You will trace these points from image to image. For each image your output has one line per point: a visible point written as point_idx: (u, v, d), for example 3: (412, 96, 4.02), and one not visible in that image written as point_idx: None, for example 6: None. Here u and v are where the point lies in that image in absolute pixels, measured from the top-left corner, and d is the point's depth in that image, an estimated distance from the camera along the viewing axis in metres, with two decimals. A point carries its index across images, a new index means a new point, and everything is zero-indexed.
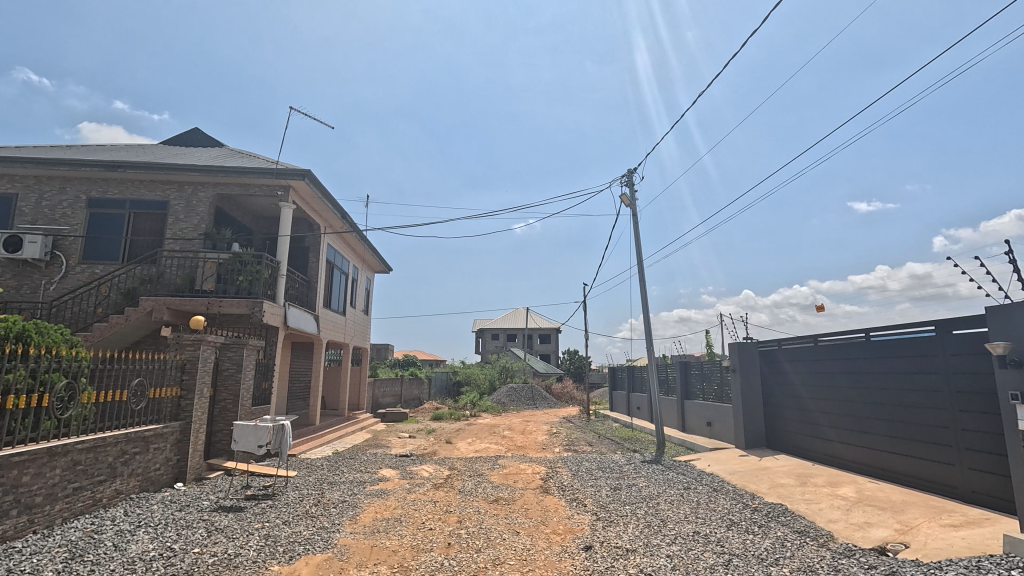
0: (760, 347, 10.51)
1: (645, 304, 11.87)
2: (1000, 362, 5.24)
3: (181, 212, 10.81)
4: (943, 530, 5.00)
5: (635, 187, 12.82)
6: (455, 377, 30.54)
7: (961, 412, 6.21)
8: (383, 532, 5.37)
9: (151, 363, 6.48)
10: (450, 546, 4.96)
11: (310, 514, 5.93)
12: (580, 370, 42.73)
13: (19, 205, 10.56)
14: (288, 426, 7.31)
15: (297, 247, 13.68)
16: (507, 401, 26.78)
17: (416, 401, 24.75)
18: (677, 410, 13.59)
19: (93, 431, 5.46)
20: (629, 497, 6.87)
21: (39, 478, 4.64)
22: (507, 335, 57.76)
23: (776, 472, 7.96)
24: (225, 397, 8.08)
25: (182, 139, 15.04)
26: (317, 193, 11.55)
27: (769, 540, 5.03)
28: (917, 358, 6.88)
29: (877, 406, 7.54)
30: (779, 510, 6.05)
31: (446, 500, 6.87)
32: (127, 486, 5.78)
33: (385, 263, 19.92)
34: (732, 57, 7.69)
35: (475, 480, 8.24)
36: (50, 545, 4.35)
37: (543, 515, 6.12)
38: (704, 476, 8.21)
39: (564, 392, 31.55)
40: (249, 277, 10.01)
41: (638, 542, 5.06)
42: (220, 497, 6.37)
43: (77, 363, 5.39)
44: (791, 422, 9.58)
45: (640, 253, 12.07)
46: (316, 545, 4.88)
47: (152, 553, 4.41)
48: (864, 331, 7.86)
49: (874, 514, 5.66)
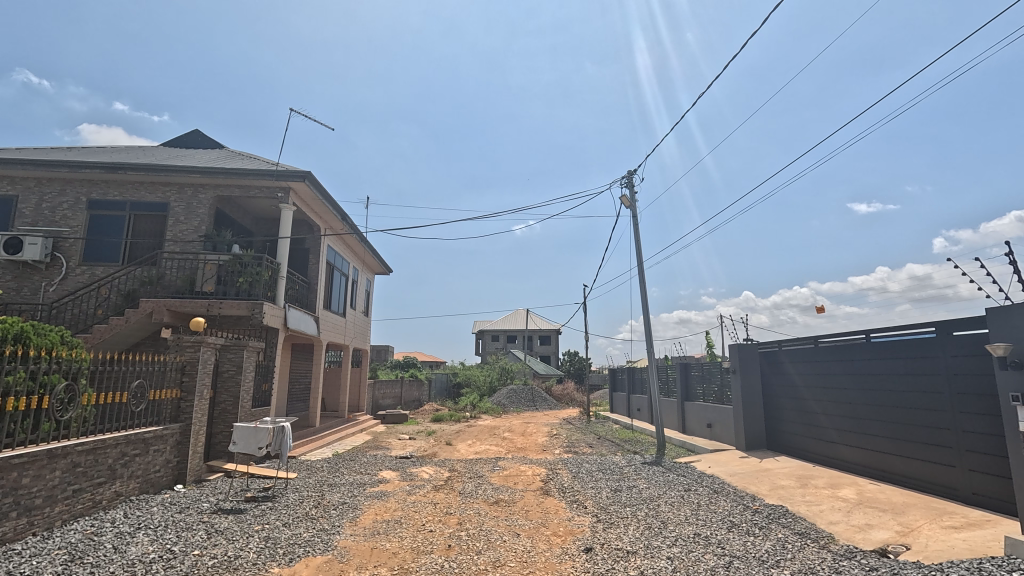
0: (761, 348, 10.51)
1: (646, 306, 11.86)
2: (1000, 364, 5.24)
3: (181, 214, 10.82)
4: (944, 531, 4.99)
5: (634, 189, 12.84)
6: (455, 379, 30.52)
7: (961, 414, 6.21)
8: (383, 534, 5.36)
9: (150, 364, 6.48)
10: (450, 548, 4.95)
11: (310, 516, 5.92)
12: (580, 373, 42.99)
13: (19, 206, 10.57)
14: (288, 428, 7.28)
15: (297, 249, 13.69)
16: (508, 402, 26.77)
17: (416, 402, 24.73)
18: (677, 411, 13.57)
19: (93, 433, 5.45)
20: (629, 499, 6.86)
21: (39, 480, 4.64)
22: (507, 337, 57.75)
23: (777, 474, 7.95)
24: (225, 399, 8.07)
25: (182, 141, 15.06)
26: (317, 195, 11.56)
27: (770, 541, 5.02)
28: (918, 360, 6.87)
29: (877, 407, 7.54)
30: (780, 511, 6.04)
31: (446, 502, 6.85)
32: (127, 488, 5.77)
33: (385, 265, 19.93)
34: (732, 59, 7.69)
35: (475, 482, 8.22)
36: (50, 547, 4.34)
37: (543, 517, 6.11)
38: (705, 477, 8.20)
39: (564, 394, 31.46)
40: (249, 279, 10.02)
41: (638, 544, 5.05)
42: (220, 499, 6.35)
43: (77, 365, 5.38)
44: (791, 424, 9.57)
45: (640, 254, 12.08)
46: (316, 547, 4.87)
47: (152, 555, 4.40)
48: (864, 332, 7.86)
49: (875, 516, 5.65)
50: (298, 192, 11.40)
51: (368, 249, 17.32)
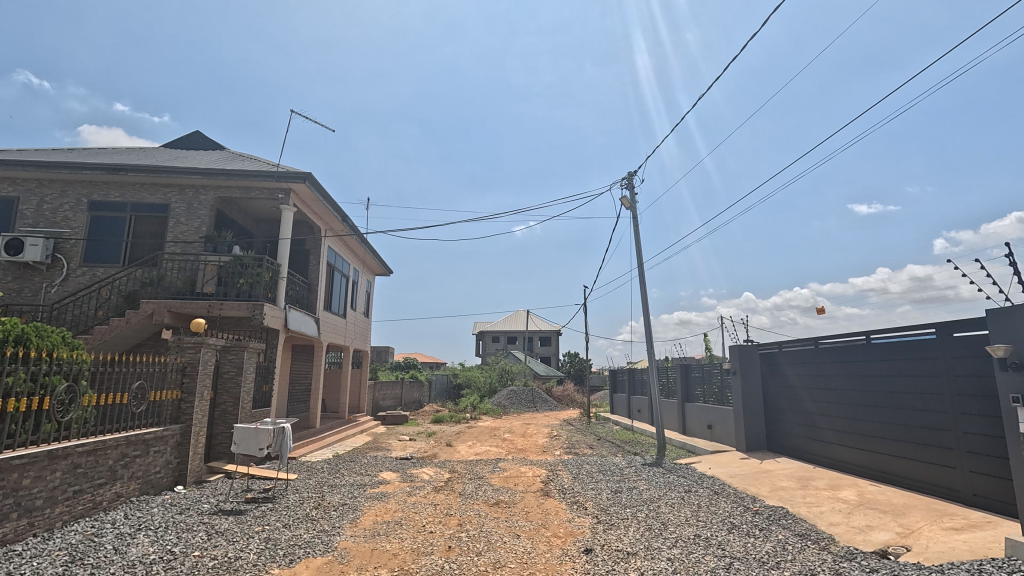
0: (760, 349, 10.51)
1: (646, 307, 11.85)
2: (1000, 365, 5.24)
3: (182, 215, 10.83)
4: (944, 533, 4.99)
5: (635, 190, 12.85)
6: (456, 380, 30.52)
7: (962, 415, 6.21)
8: (383, 535, 5.36)
9: (151, 366, 6.47)
10: (450, 549, 4.95)
11: (310, 517, 5.92)
12: (580, 375, 43.24)
13: (20, 208, 10.58)
14: (288, 430, 7.26)
15: (298, 250, 13.69)
16: (507, 404, 26.74)
17: (416, 404, 24.71)
18: (678, 413, 13.55)
19: (93, 434, 5.45)
20: (629, 500, 6.86)
21: (39, 481, 4.64)
22: (507, 338, 57.77)
23: (777, 475, 7.94)
24: (226, 400, 8.07)
25: (183, 142, 15.09)
26: (318, 197, 11.58)
27: (770, 543, 5.01)
28: (918, 361, 6.87)
29: (878, 408, 7.53)
30: (781, 513, 6.04)
31: (446, 504, 6.86)
32: (127, 489, 5.77)
33: (385, 266, 19.93)
34: (733, 59, 7.71)
35: (475, 483, 8.23)
36: (50, 548, 4.34)
37: (544, 518, 6.11)
38: (705, 479, 8.20)
39: (563, 395, 31.43)
40: (249, 280, 10.02)
41: (638, 545, 5.05)
42: (220, 500, 6.35)
43: (78, 366, 5.39)
44: (791, 426, 9.57)
45: (640, 255, 12.10)
46: (316, 548, 4.87)
47: (152, 556, 4.41)
48: (864, 334, 7.86)
49: (875, 517, 5.65)
50: (298, 194, 11.42)
51: (369, 251, 17.34)
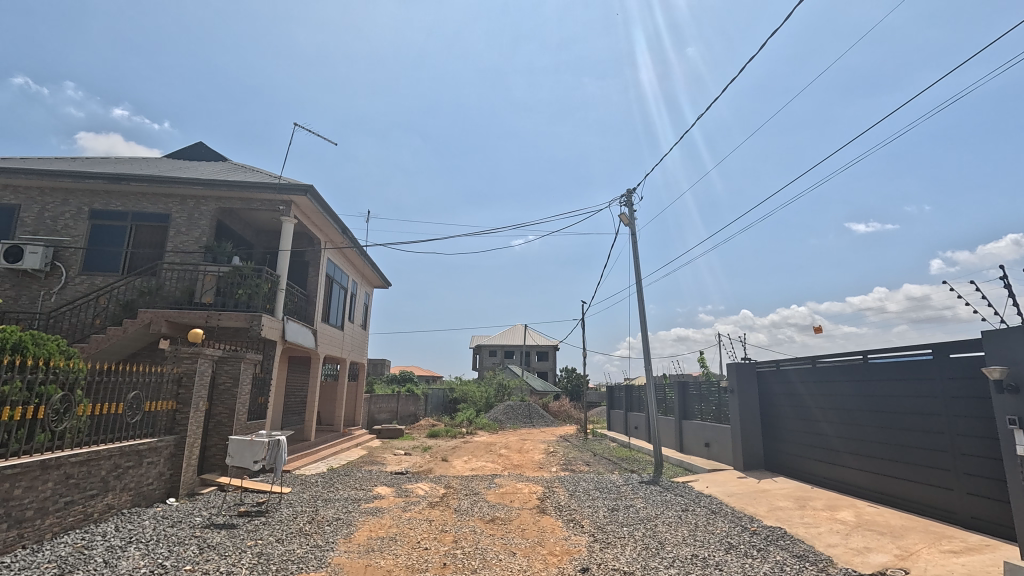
0: (758, 367, 10.49)
1: (644, 323, 11.87)
2: (997, 387, 5.27)
3: (182, 225, 10.88)
4: (943, 556, 4.94)
5: (634, 208, 12.94)
6: (451, 395, 30.28)
7: (959, 436, 6.20)
8: (376, 551, 5.29)
9: (147, 375, 6.44)
10: (445, 567, 4.89)
11: (303, 531, 5.86)
12: (577, 389, 43.16)
13: (21, 216, 10.62)
14: (283, 441, 7.16)
15: (298, 261, 13.75)
16: (504, 419, 26.55)
17: (413, 418, 24.51)
18: (675, 430, 13.46)
19: (86, 444, 5.42)
20: (626, 519, 6.80)
21: (31, 492, 4.58)
22: (505, 351, 57.79)
23: (775, 495, 7.87)
24: (220, 411, 8.00)
25: (185, 152, 15.23)
26: (319, 210, 11.70)
27: (768, 564, 4.97)
28: (915, 381, 6.89)
29: (875, 428, 7.52)
30: (779, 533, 5.99)
31: (441, 519, 6.80)
32: (118, 501, 5.70)
33: (385, 279, 20.06)
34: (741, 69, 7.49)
35: (471, 499, 8.15)
36: (39, 560, 4.27)
37: (540, 536, 6.05)
38: (703, 498, 8.12)
39: (561, 410, 31.19)
40: (248, 291, 10.00)
41: (635, 564, 5.00)
42: (212, 514, 6.27)
43: (74, 375, 5.38)
44: (789, 446, 9.52)
45: (638, 271, 12.15)
46: (309, 564, 4.80)
47: (142, 570, 4.34)
48: (861, 353, 7.89)
49: (873, 539, 5.61)
50: (299, 206, 11.46)
51: (369, 263, 17.40)
